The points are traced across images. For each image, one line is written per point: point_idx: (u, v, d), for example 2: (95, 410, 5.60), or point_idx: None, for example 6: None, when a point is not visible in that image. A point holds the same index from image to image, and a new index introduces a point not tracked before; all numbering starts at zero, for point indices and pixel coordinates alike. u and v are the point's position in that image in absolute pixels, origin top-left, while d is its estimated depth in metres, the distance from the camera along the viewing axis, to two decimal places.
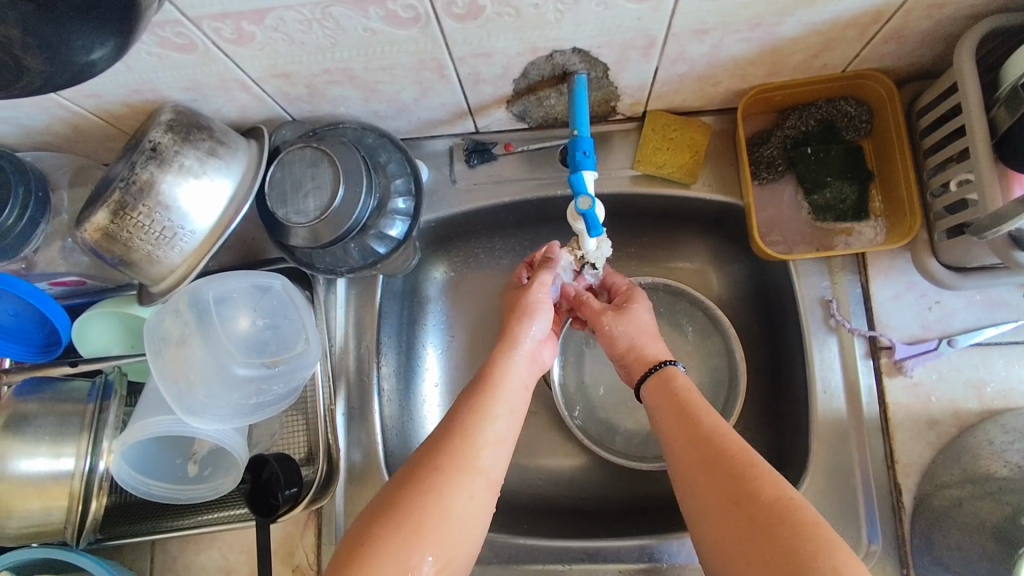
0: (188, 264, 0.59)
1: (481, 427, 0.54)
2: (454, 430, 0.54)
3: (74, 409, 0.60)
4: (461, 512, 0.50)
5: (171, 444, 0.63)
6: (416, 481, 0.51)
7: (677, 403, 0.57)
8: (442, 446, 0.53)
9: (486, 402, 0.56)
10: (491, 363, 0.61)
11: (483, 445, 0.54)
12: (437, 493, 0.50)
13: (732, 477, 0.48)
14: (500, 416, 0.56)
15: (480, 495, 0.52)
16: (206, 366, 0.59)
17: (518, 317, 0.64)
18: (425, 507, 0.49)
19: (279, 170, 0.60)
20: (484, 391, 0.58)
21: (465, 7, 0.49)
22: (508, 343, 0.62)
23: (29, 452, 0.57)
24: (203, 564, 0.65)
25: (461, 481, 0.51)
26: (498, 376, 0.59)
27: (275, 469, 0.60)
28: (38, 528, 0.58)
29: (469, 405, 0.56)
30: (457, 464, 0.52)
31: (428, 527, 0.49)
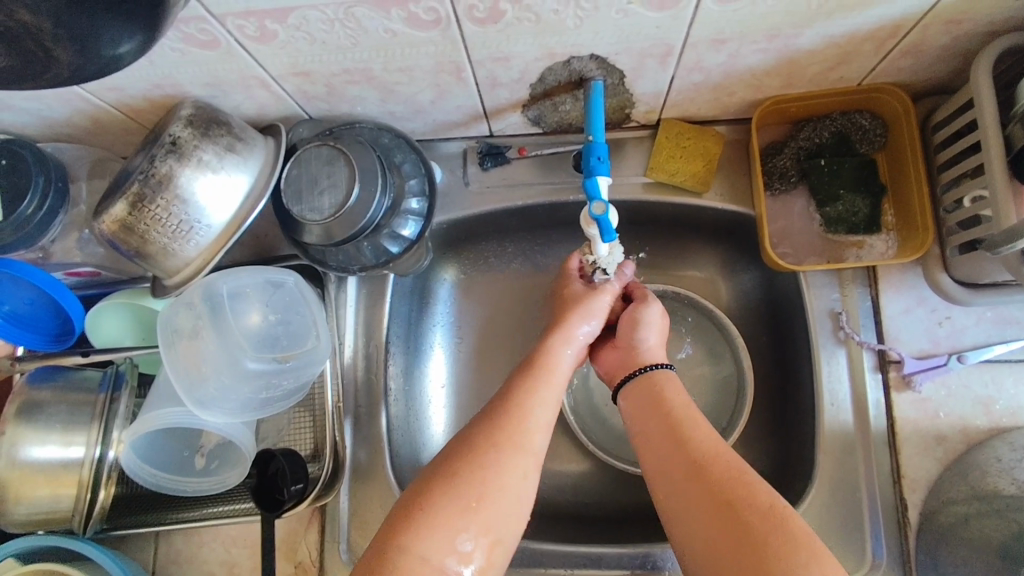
0: (204, 260, 0.59)
1: (533, 409, 0.56)
2: (508, 409, 0.56)
3: (85, 399, 0.60)
4: (512, 490, 0.52)
5: (178, 437, 0.64)
6: (464, 460, 0.52)
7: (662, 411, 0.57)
8: (495, 425, 0.54)
9: (538, 385, 0.58)
10: (544, 348, 0.62)
11: (535, 427, 0.55)
12: (493, 471, 0.52)
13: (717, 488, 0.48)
14: (549, 400, 0.58)
15: (530, 475, 0.54)
16: (219, 359, 0.59)
17: (573, 307, 0.64)
18: (480, 483, 0.51)
19: (296, 167, 0.61)
20: (534, 373, 0.59)
21: (487, 11, 0.50)
22: (566, 333, 0.63)
23: (41, 439, 0.58)
24: (205, 557, 0.65)
25: (514, 461, 0.53)
26: (548, 360, 0.60)
27: (281, 464, 0.61)
28: (47, 515, 0.59)
29: (523, 388, 0.57)
30: (512, 444, 0.53)
31: (482, 505, 0.50)
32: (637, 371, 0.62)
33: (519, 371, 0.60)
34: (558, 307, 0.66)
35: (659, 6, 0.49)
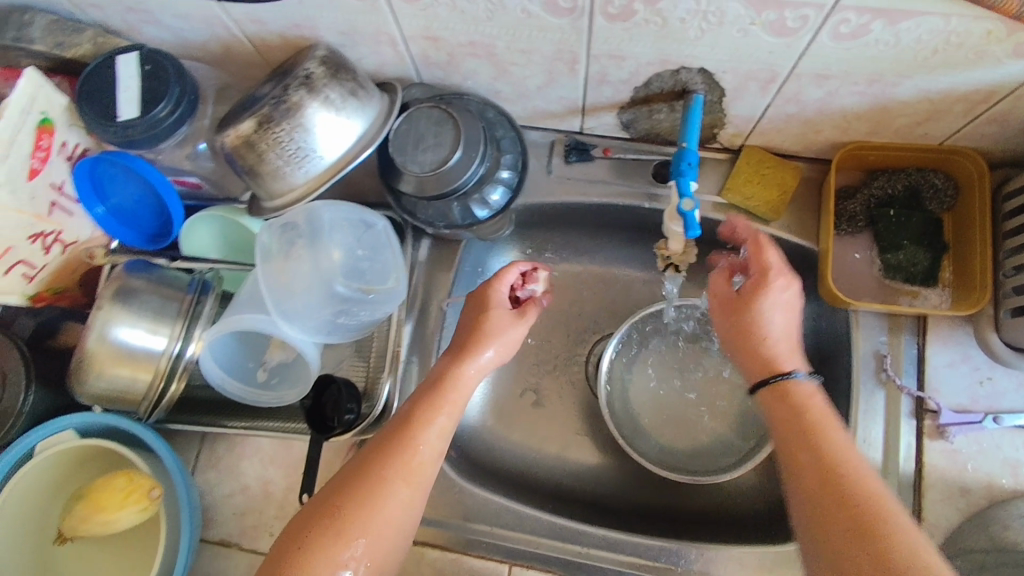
0: (306, 189, 0.63)
1: (416, 444, 0.57)
2: (390, 443, 0.57)
3: (174, 295, 0.65)
4: (391, 521, 0.55)
5: (248, 348, 0.68)
6: (347, 495, 0.55)
7: (801, 423, 0.55)
8: (377, 460, 0.56)
9: (429, 415, 0.59)
10: (441, 373, 0.62)
11: (419, 459, 0.57)
12: (373, 507, 0.55)
13: (851, 520, 0.47)
14: (438, 429, 0.59)
15: (412, 506, 0.56)
16: (309, 279, 0.64)
17: (485, 332, 0.63)
18: (356, 518, 0.54)
19: (406, 122, 0.66)
20: (435, 399, 0.60)
21: (620, 9, 0.54)
22: (475, 358, 0.62)
23: (130, 322, 0.62)
24: (245, 467, 0.70)
25: (390, 496, 0.55)
26: (445, 386, 0.60)
27: (338, 391, 0.65)
28: (121, 394, 0.63)
29: (415, 416, 0.59)
30: (393, 479, 0.56)
31: (358, 540, 0.53)
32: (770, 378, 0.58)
33: (417, 396, 0.60)
34: (464, 328, 0.65)
35: (778, 32, 0.53)
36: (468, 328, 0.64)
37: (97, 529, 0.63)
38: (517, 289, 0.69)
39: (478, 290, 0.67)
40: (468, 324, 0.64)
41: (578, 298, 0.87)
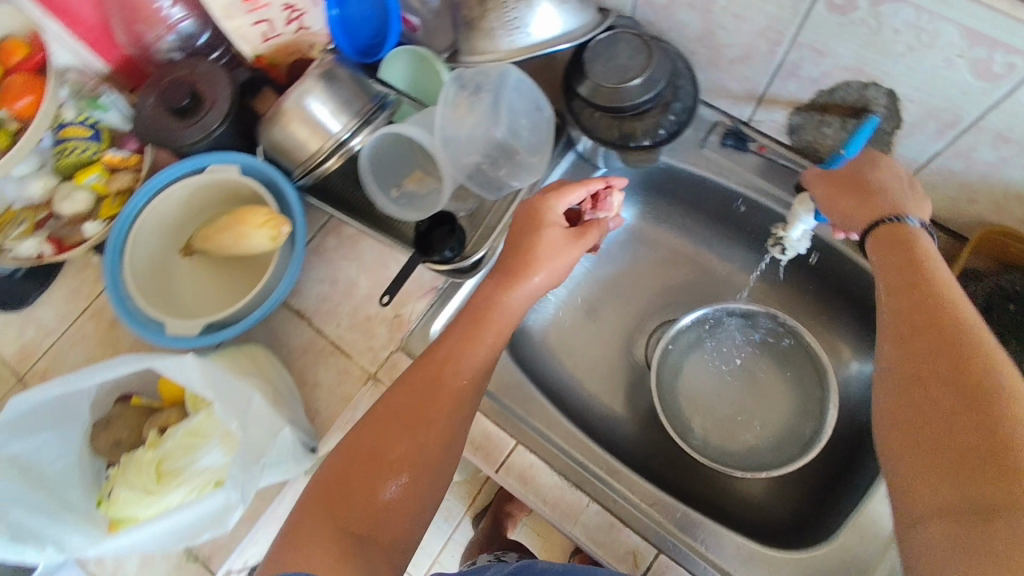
0: (501, 55, 0.71)
1: (452, 370, 0.63)
2: (428, 376, 0.63)
3: (361, 97, 0.75)
4: (431, 445, 0.60)
5: (393, 164, 0.79)
6: (385, 423, 0.60)
7: (912, 259, 0.58)
8: (415, 389, 0.62)
9: (473, 337, 0.65)
10: (487, 299, 0.67)
11: (458, 382, 0.63)
12: (412, 432, 0.60)
13: (948, 341, 0.48)
14: (478, 351, 0.65)
15: (450, 428, 0.62)
16: (476, 122, 0.75)
17: (544, 258, 0.68)
18: (394, 443, 0.59)
19: (608, 40, 0.73)
20: (477, 326, 0.66)
21: (844, 2, 0.59)
22: (523, 285, 0.67)
23: (322, 100, 0.73)
24: (345, 264, 0.81)
25: (433, 426, 0.61)
26: (491, 309, 0.66)
27: (449, 228, 0.74)
28: (289, 150, 0.75)
29: (458, 342, 0.65)
30: (431, 403, 0.61)
31: (398, 460, 0.59)
32: (879, 221, 0.63)
33: (457, 329, 0.66)
34: (519, 253, 0.68)
35: (982, 73, 0.56)
36: (523, 252, 0.68)
37: (225, 244, 0.74)
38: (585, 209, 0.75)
39: (532, 202, 0.71)
40: (524, 249, 0.68)
41: (670, 273, 0.91)
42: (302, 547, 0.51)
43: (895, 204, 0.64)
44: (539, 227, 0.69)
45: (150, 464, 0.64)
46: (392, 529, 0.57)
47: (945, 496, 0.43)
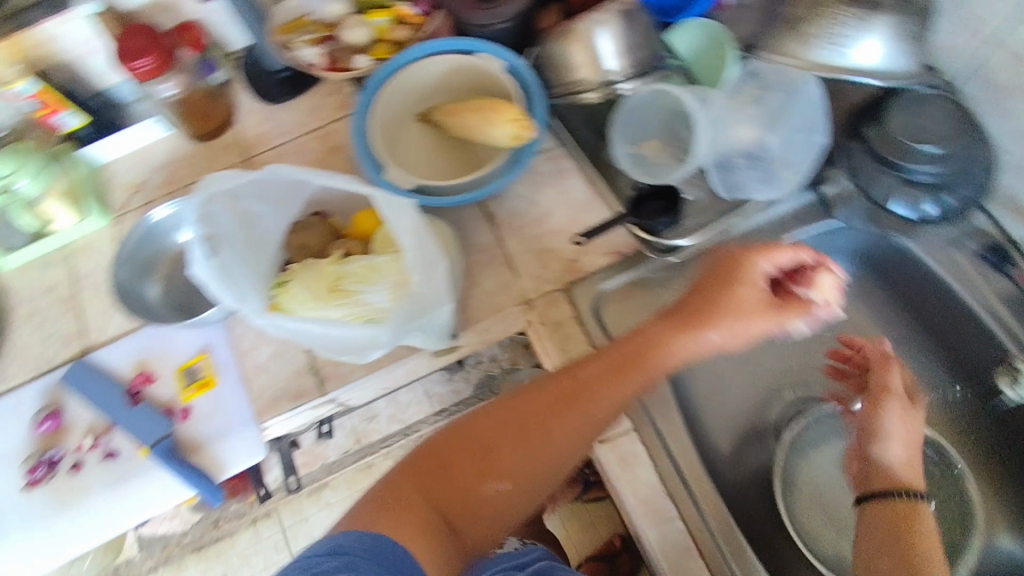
0: (801, 63, 0.68)
1: (584, 398, 0.61)
2: (554, 396, 0.61)
3: (647, 50, 0.76)
4: (539, 461, 0.60)
5: (643, 123, 0.79)
6: (505, 423, 0.60)
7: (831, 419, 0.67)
8: (543, 402, 0.61)
9: (620, 373, 0.61)
10: (653, 339, 0.61)
11: (586, 412, 0.61)
12: (525, 442, 0.60)
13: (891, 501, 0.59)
14: (619, 388, 0.61)
15: (562, 452, 0.61)
16: (742, 118, 0.75)
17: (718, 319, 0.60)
18: (505, 446, 0.60)
19: (920, 101, 0.69)
20: (629, 364, 0.61)
21: None
22: (689, 338, 0.61)
23: (612, 36, 0.74)
24: (550, 192, 0.82)
25: (542, 449, 0.60)
26: (653, 353, 0.61)
27: (670, 200, 0.75)
28: (560, 68, 0.77)
29: (601, 372, 0.62)
30: (553, 422, 0.60)
31: (504, 464, 0.59)
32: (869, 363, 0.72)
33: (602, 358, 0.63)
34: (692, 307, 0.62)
35: None
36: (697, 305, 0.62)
37: (459, 127, 0.78)
38: (788, 282, 0.62)
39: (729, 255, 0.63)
40: (698, 303, 0.61)
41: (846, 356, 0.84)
42: (381, 506, 0.54)
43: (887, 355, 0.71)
44: (726, 285, 0.61)
45: (331, 275, 0.71)
46: (469, 527, 0.58)
47: None
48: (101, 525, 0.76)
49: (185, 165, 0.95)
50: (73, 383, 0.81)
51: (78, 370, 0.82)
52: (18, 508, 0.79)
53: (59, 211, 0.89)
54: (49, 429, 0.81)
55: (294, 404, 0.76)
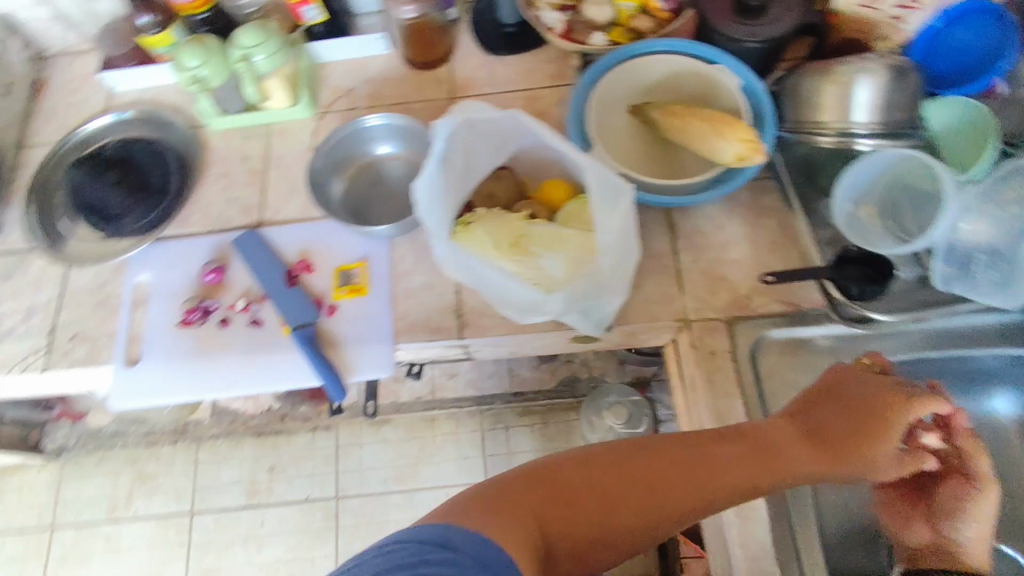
0: None
1: (718, 478, 0.59)
2: (687, 463, 0.60)
3: (903, 114, 0.73)
4: (655, 524, 0.58)
5: (870, 187, 0.76)
6: (635, 473, 0.58)
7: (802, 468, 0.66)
8: (677, 467, 0.59)
9: (756, 467, 0.61)
10: (786, 445, 0.63)
11: (716, 491, 0.59)
12: (650, 500, 0.57)
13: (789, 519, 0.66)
14: (749, 479, 0.60)
15: (677, 522, 0.58)
16: (982, 212, 0.69)
17: (852, 456, 0.62)
18: (629, 499, 0.57)
19: None
20: (763, 460, 0.61)
21: None
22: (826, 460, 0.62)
23: (871, 91, 0.71)
24: (743, 224, 0.81)
25: (665, 510, 0.58)
26: (788, 460, 0.61)
27: (875, 264, 0.72)
28: (806, 104, 0.75)
29: (737, 458, 0.61)
30: (683, 490, 0.58)
31: (622, 513, 0.57)
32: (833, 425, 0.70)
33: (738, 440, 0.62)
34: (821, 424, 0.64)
35: None
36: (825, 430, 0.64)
37: (672, 131, 0.78)
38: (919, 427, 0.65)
39: (876, 385, 0.64)
40: (834, 426, 0.64)
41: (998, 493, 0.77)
42: (500, 515, 0.52)
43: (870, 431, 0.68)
44: (875, 419, 0.63)
45: (516, 231, 0.72)
46: (562, 557, 0.55)
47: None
48: (229, 379, 0.81)
49: (394, 86, 0.99)
50: (242, 249, 0.87)
51: (248, 239, 0.88)
52: (164, 339, 0.85)
53: (279, 90, 0.94)
54: (212, 281, 0.86)
55: (431, 338, 0.80)
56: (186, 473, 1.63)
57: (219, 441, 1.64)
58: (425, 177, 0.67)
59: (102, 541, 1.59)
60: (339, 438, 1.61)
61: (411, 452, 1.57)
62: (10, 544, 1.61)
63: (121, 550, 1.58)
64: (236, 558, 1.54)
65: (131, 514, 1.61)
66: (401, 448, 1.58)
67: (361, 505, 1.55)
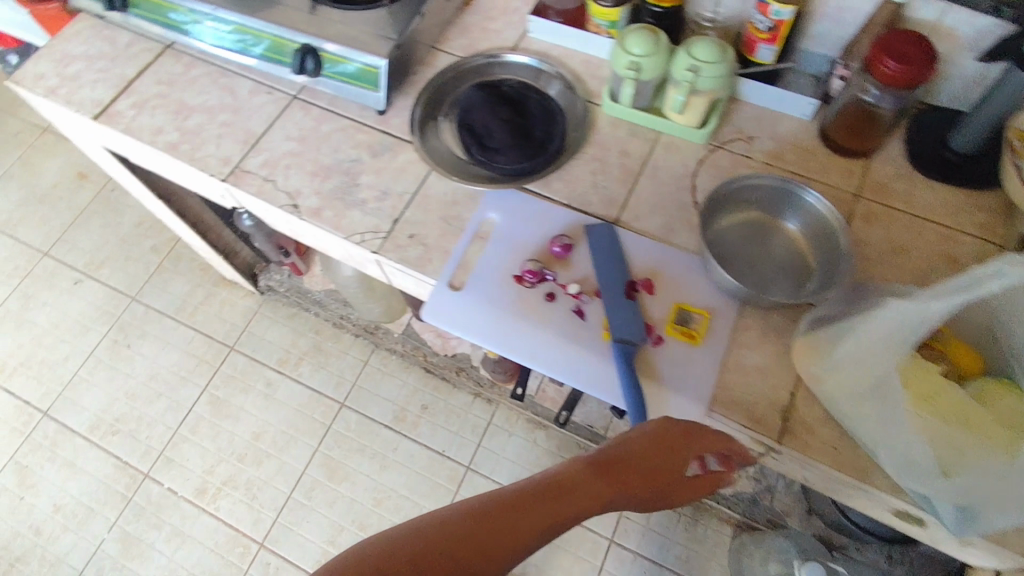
0: None
1: (551, 515, 0.63)
2: (521, 521, 0.61)
3: None
4: (512, 558, 0.59)
5: None
6: (463, 539, 0.58)
7: (683, 438, 0.71)
8: (485, 514, 0.61)
9: (573, 500, 0.65)
10: (588, 468, 0.68)
11: (554, 521, 0.63)
12: (495, 547, 0.59)
13: (672, 477, 0.72)
14: (579, 508, 0.65)
15: (529, 548, 0.61)
16: None
17: (665, 480, 0.72)
18: (452, 562, 0.56)
19: None
20: (584, 492, 0.66)
21: None
22: (613, 495, 0.68)
23: None
24: None
25: (519, 540, 0.60)
26: (609, 487, 0.67)
27: None
28: None
29: (559, 506, 0.64)
30: (513, 536, 0.60)
31: (476, 561, 0.57)
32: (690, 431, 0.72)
33: (610, 486, 0.67)
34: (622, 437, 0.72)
35: None
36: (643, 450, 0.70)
37: None
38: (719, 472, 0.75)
39: (671, 429, 0.70)
40: (654, 467, 0.70)
41: None
42: None
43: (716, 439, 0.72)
44: (677, 455, 0.70)
45: (931, 386, 0.66)
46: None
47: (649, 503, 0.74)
48: (534, 350, 0.82)
49: (801, 155, 0.92)
50: (594, 238, 0.87)
51: (603, 231, 0.87)
52: (492, 283, 0.86)
53: (696, 110, 0.91)
54: (555, 253, 0.87)
55: (747, 428, 0.75)
56: (353, 368, 1.71)
57: (393, 357, 1.71)
58: (933, 309, 0.61)
59: (263, 384, 1.72)
60: (495, 416, 1.62)
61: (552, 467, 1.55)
62: (196, 342, 1.79)
63: (273, 401, 1.70)
64: (359, 466, 1.60)
65: (295, 376, 1.72)
66: (546, 458, 1.57)
67: (485, 487, 1.55)
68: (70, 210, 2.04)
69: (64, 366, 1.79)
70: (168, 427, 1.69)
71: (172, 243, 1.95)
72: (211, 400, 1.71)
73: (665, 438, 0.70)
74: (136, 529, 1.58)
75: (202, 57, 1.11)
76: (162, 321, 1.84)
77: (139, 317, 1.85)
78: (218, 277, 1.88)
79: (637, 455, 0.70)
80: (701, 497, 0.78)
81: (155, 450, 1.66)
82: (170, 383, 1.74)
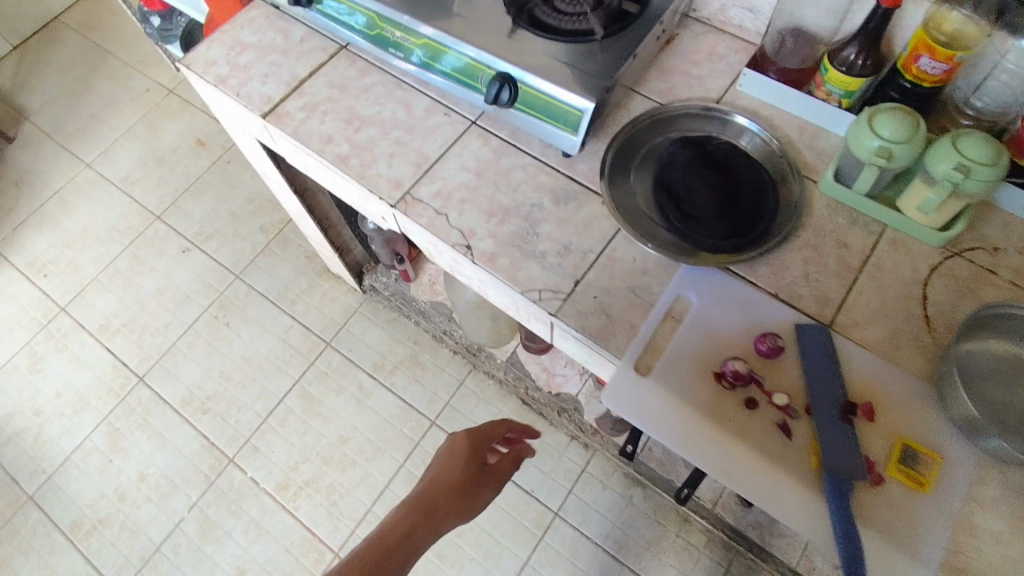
0: None
1: (418, 547, 0.87)
2: (385, 538, 0.85)
3: None
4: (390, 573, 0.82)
5: None
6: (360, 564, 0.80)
7: (465, 444, 1.04)
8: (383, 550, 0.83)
9: (425, 517, 0.90)
10: (435, 490, 0.95)
11: (420, 541, 0.87)
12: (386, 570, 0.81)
13: (486, 484, 1.00)
14: (433, 528, 0.90)
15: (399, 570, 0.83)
16: None
17: (477, 489, 0.98)
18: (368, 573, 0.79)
19: None
20: (422, 506, 0.92)
21: None
22: (444, 517, 0.92)
23: None
24: None
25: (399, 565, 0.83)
26: (433, 490, 0.95)
27: None
28: None
29: (393, 517, 0.89)
30: (392, 549, 0.84)
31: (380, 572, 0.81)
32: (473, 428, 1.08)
33: (425, 511, 0.91)
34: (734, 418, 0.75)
35: None
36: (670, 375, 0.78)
37: None
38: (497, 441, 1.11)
39: (461, 436, 1.05)
40: (453, 475, 0.98)
41: None
42: None
43: (488, 433, 1.08)
44: (470, 462, 1.01)
45: None
46: None
47: (481, 499, 0.98)
48: (730, 465, 0.73)
49: None
50: (807, 342, 0.77)
51: (817, 334, 0.77)
52: (686, 376, 0.78)
53: (944, 211, 0.80)
54: (762, 353, 0.77)
55: None
56: (448, 386, 1.65)
57: (490, 382, 1.63)
58: None
59: (355, 387, 1.68)
60: (591, 463, 1.53)
61: (646, 530, 1.46)
62: (293, 332, 1.77)
63: (364, 406, 1.66)
64: None
65: (388, 385, 1.68)
66: (641, 520, 1.47)
67: (572, 538, 1.47)
68: (187, 177, 2.04)
69: (165, 334, 1.81)
70: (258, 416, 1.67)
71: (282, 226, 1.94)
72: (303, 396, 1.69)
73: (454, 441, 1.05)
74: (216, 513, 1.57)
75: (379, 65, 1.05)
76: (262, 304, 1.82)
77: (241, 296, 1.84)
78: (322, 268, 1.85)
79: (450, 458, 1.02)
80: (511, 469, 1.07)
81: (243, 436, 1.65)
82: (264, 370, 1.73)
